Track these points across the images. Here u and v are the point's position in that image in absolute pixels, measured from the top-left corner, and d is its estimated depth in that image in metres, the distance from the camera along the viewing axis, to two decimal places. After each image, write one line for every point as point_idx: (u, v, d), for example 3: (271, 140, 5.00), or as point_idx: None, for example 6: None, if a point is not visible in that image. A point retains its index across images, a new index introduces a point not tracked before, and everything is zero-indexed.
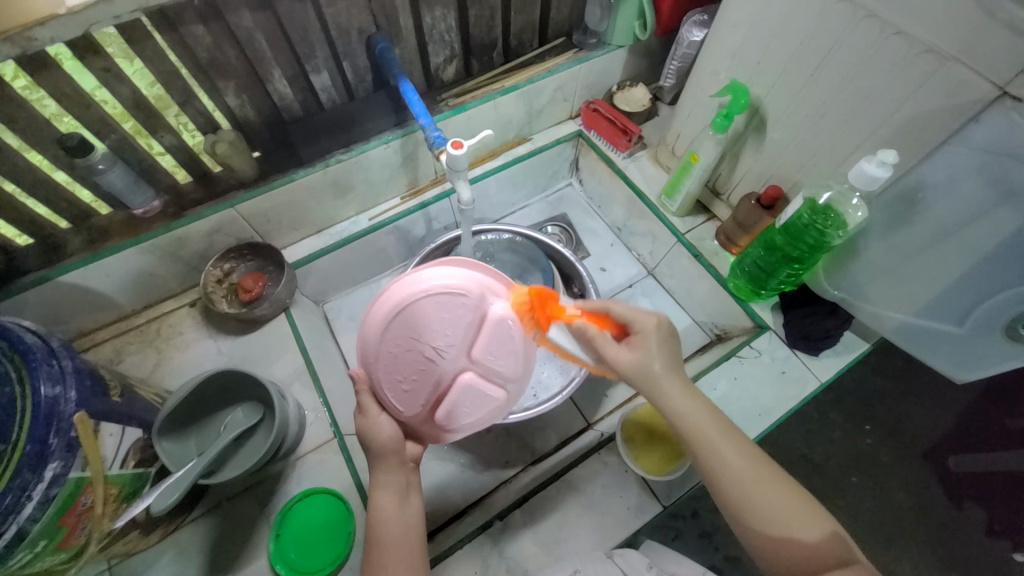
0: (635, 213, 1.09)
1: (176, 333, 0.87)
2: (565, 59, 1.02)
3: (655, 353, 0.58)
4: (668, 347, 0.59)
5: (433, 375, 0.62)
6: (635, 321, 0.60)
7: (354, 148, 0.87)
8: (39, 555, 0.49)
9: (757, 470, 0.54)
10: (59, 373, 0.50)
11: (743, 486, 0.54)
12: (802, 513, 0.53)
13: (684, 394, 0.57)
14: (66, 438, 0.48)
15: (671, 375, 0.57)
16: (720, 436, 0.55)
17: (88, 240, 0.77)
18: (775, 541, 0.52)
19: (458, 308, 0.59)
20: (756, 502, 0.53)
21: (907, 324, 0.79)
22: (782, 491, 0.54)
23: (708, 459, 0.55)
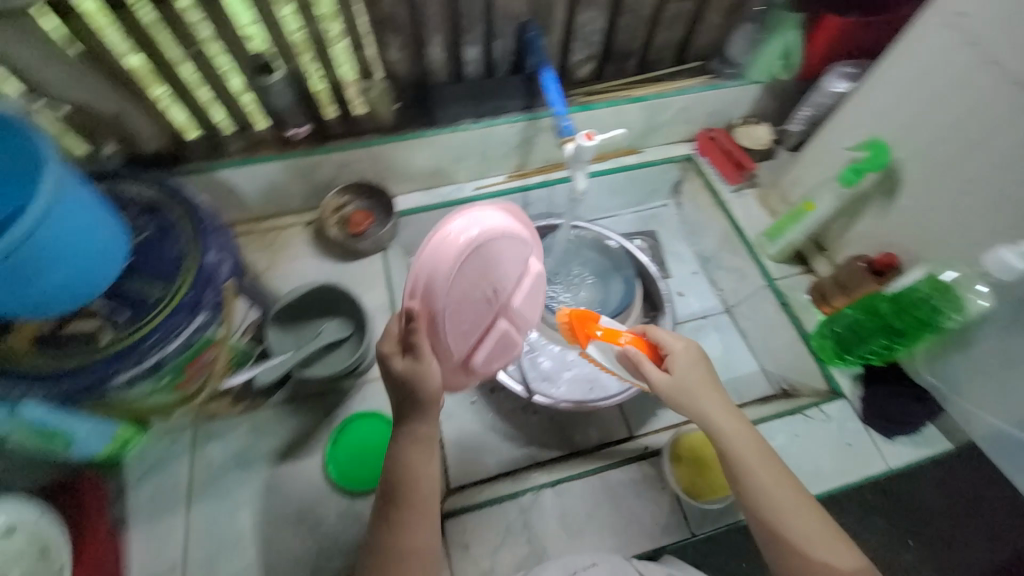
0: (728, 248, 1.08)
1: (287, 246, 0.97)
2: (697, 83, 1.03)
3: (690, 372, 0.65)
4: (703, 372, 0.66)
5: (485, 316, 0.65)
6: (670, 346, 0.68)
7: (482, 121, 0.94)
8: (162, 388, 0.57)
9: (784, 489, 0.60)
10: (223, 246, 0.59)
11: (772, 509, 0.59)
12: (838, 545, 0.57)
13: (734, 419, 0.63)
14: (216, 298, 0.56)
15: (706, 396, 0.64)
16: (758, 459, 0.61)
17: (244, 147, 0.89)
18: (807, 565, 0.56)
19: (517, 254, 0.64)
20: (786, 527, 0.58)
21: (993, 427, 0.76)
22: (807, 516, 0.58)
23: (748, 481, 0.60)
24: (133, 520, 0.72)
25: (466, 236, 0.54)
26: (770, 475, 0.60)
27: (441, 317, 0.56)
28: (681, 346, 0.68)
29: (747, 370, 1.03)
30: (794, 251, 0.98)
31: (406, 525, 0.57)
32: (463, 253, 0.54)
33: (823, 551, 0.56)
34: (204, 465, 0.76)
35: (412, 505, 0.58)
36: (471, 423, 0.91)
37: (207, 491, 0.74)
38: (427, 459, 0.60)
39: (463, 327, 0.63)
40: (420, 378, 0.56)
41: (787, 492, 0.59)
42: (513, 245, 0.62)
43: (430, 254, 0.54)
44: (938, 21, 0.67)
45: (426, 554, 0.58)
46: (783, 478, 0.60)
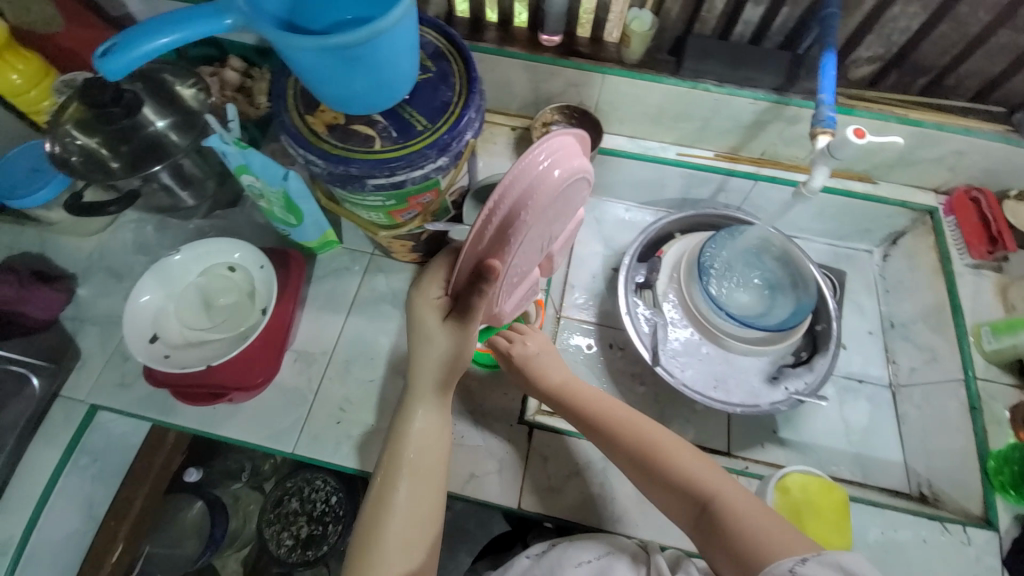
0: (927, 323, 0.94)
1: (490, 142, 1.05)
2: (993, 129, 0.87)
3: (532, 352, 0.75)
4: (546, 360, 0.75)
5: (530, 262, 0.63)
6: (524, 354, 0.75)
7: (726, 87, 0.89)
8: (383, 208, 0.68)
9: (667, 450, 0.63)
10: (480, 108, 0.65)
11: (682, 481, 0.60)
12: (757, 509, 0.56)
13: (615, 406, 0.68)
14: (458, 150, 0.63)
15: (570, 388, 0.71)
16: (650, 433, 0.65)
17: (498, 37, 0.95)
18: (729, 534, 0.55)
19: (575, 196, 0.58)
20: (708, 498, 0.58)
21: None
22: (712, 481, 0.59)
23: (654, 466, 0.62)
24: (310, 303, 0.86)
25: (553, 180, 0.49)
26: (682, 458, 0.62)
27: (504, 270, 0.55)
28: (537, 340, 0.77)
29: (886, 458, 0.90)
30: (1016, 358, 0.84)
31: (405, 485, 0.62)
32: (553, 196, 0.49)
33: (742, 518, 0.55)
34: (369, 289, 0.87)
35: (413, 465, 0.63)
36: (582, 364, 0.94)
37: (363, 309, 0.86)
38: (431, 421, 0.66)
39: (517, 268, 0.61)
40: (460, 344, 0.61)
41: (690, 463, 0.61)
42: (579, 186, 0.56)
43: (519, 181, 0.46)
44: None
45: (427, 515, 0.62)
46: (683, 451, 0.62)
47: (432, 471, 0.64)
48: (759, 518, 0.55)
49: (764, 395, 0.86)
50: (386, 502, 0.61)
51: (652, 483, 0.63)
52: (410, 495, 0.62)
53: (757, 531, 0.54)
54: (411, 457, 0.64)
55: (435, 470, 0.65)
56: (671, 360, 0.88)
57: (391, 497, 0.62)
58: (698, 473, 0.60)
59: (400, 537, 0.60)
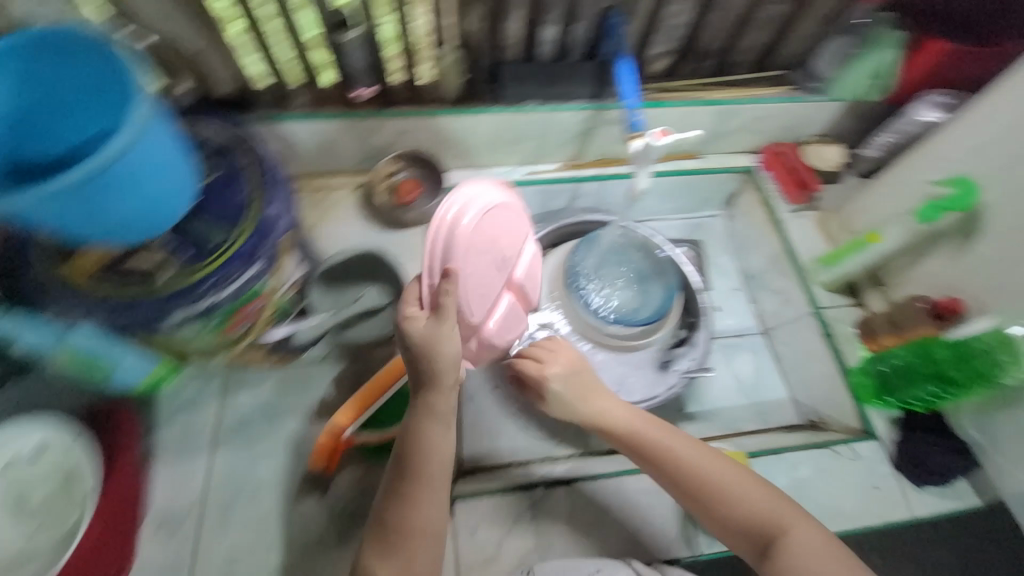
0: (776, 269, 1.05)
1: (334, 207, 0.97)
2: (775, 93, 0.98)
3: (559, 375, 0.72)
4: (576, 378, 0.73)
5: (496, 284, 0.69)
6: (546, 367, 0.73)
7: (548, 105, 0.91)
8: (208, 330, 0.58)
9: (688, 449, 0.66)
10: (286, 198, 0.59)
11: (705, 486, 0.63)
12: (762, 494, 0.62)
13: (631, 416, 0.70)
14: (271, 250, 0.57)
15: (593, 399, 0.71)
16: (669, 438, 0.67)
17: (307, 101, 0.88)
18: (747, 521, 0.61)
19: (508, 220, 0.68)
20: (719, 501, 0.62)
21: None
22: (731, 474, 0.64)
23: (675, 473, 0.65)
24: (162, 453, 0.74)
25: (463, 216, 0.58)
26: (698, 457, 0.65)
27: (462, 278, 0.58)
28: (555, 368, 0.73)
29: (776, 397, 1.00)
30: (847, 282, 0.95)
31: (421, 503, 0.57)
32: (467, 240, 0.59)
33: (755, 509, 0.61)
34: (233, 413, 0.77)
35: (424, 482, 0.58)
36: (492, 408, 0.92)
37: (234, 436, 0.76)
38: (445, 433, 0.59)
39: (476, 295, 0.65)
40: (434, 343, 0.54)
41: (710, 466, 0.64)
42: (495, 213, 0.65)
43: (443, 226, 0.56)
44: None
45: (430, 540, 0.57)
46: (702, 453, 0.66)
47: (447, 476, 0.60)
48: (777, 509, 0.61)
49: (661, 385, 0.89)
50: (399, 526, 0.56)
51: (674, 486, 0.65)
52: (429, 507, 0.57)
53: (773, 524, 0.60)
54: (428, 472, 0.58)
55: (450, 475, 0.60)
56: None
57: (396, 520, 0.56)
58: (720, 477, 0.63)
59: (405, 567, 0.55)
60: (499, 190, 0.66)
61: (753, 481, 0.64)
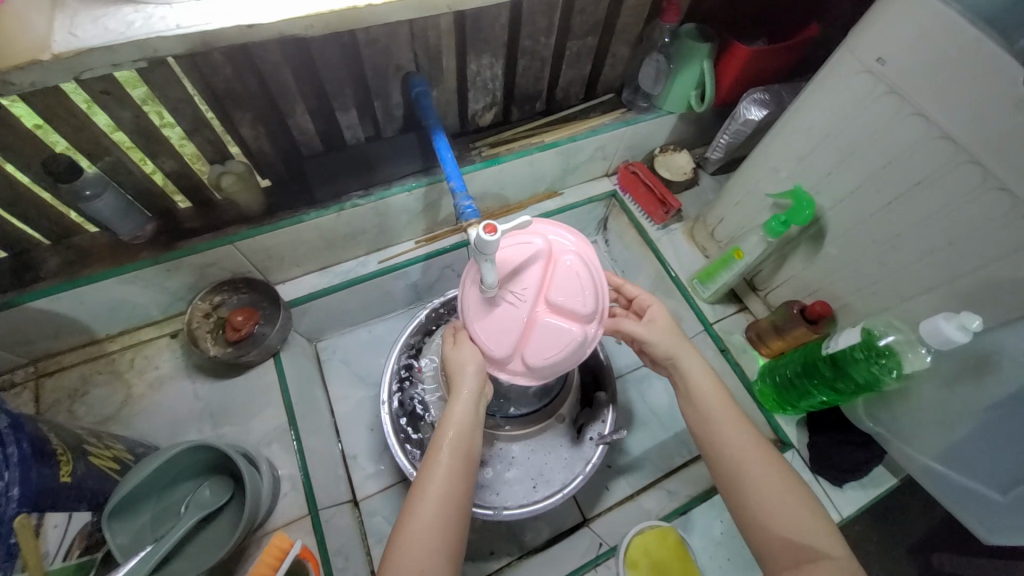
0: (661, 290, 1.02)
1: (151, 368, 0.80)
2: (610, 119, 0.95)
3: (662, 324, 0.69)
4: (670, 328, 0.68)
5: (520, 319, 0.65)
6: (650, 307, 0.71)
7: (374, 193, 0.79)
8: None
9: (739, 428, 0.60)
10: (3, 465, 0.42)
11: (745, 469, 0.58)
12: (800, 501, 0.55)
13: (714, 390, 0.63)
14: (5, 546, 0.41)
15: (684, 349, 0.66)
16: (724, 408, 0.62)
17: (65, 262, 0.69)
18: (773, 519, 0.55)
19: (531, 248, 0.67)
20: (753, 485, 0.57)
21: (929, 468, 0.73)
22: (775, 471, 0.57)
23: (723, 454, 0.59)
24: None
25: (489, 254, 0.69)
26: (748, 444, 0.59)
27: (469, 313, 0.66)
28: (653, 310, 0.71)
29: None
30: (728, 291, 0.95)
31: (445, 471, 0.56)
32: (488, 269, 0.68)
33: (789, 511, 0.55)
34: None
35: (450, 455, 0.57)
36: None
37: None
38: (467, 408, 0.61)
39: (492, 330, 0.65)
40: (457, 361, 0.65)
41: (762, 465, 0.58)
42: (560, 256, 0.66)
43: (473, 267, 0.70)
44: (856, 68, 0.61)
45: (445, 526, 0.53)
46: (767, 452, 0.59)
47: (471, 456, 0.59)
48: (813, 533, 0.53)
49: (579, 461, 0.82)
50: (423, 500, 0.54)
51: (716, 464, 0.60)
52: (447, 477, 0.55)
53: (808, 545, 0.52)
54: (454, 442, 0.58)
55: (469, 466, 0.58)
56: (478, 492, 0.80)
57: (425, 489, 0.55)
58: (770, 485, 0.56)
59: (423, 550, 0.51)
60: (566, 236, 0.69)
61: (807, 499, 0.56)
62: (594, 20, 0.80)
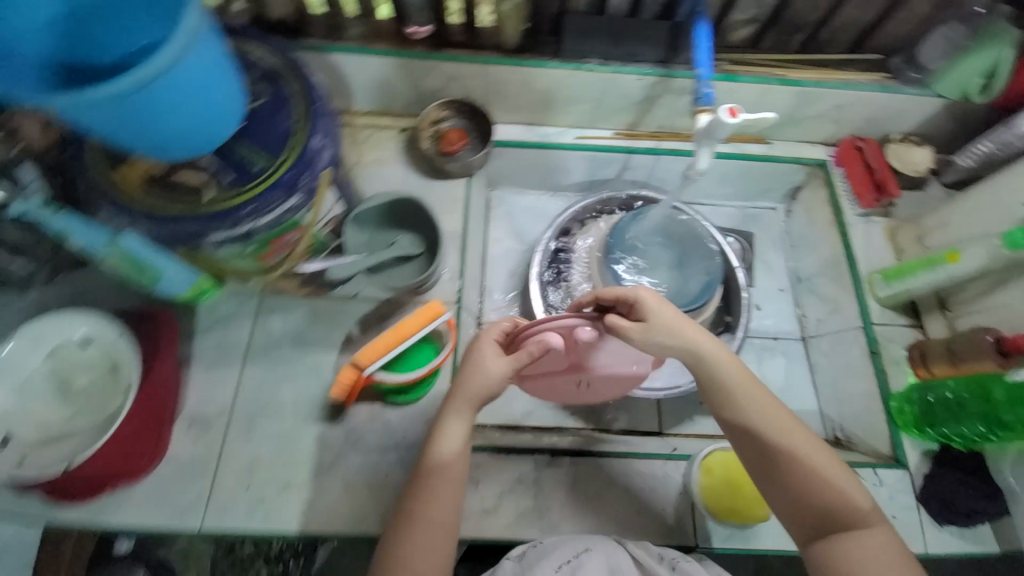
0: (830, 274, 0.97)
1: (377, 148, 0.96)
2: (867, 79, 0.88)
3: (659, 313, 0.63)
4: (670, 318, 0.63)
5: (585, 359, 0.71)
6: (635, 294, 0.65)
7: (611, 66, 0.85)
8: (248, 255, 0.60)
9: (770, 414, 0.60)
10: (330, 133, 0.57)
11: (779, 458, 0.58)
12: (838, 475, 0.58)
13: (740, 375, 0.62)
14: (311, 184, 0.56)
15: (690, 347, 0.62)
16: (751, 396, 0.61)
17: (362, 33, 0.85)
18: (807, 501, 0.57)
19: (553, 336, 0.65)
20: (790, 474, 0.58)
21: None
22: (808, 446, 0.59)
23: (758, 446, 0.59)
24: (196, 361, 0.79)
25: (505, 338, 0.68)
26: (778, 428, 0.59)
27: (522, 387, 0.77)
28: (645, 296, 0.64)
29: (803, 407, 0.96)
30: (908, 300, 0.88)
31: (436, 494, 0.59)
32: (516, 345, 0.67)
33: (823, 491, 0.57)
34: (262, 333, 0.82)
35: (445, 477, 0.60)
36: None
37: (262, 357, 0.80)
38: (462, 429, 0.62)
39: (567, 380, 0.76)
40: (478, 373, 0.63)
41: (799, 444, 0.58)
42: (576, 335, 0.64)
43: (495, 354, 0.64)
44: None
45: (439, 532, 0.58)
46: (801, 435, 0.59)
47: (461, 479, 0.61)
48: (854, 506, 0.56)
49: (683, 375, 0.87)
50: (417, 517, 0.58)
51: (751, 456, 0.60)
52: (439, 501, 0.58)
53: (849, 516, 0.56)
54: (446, 466, 0.60)
55: (461, 479, 0.61)
56: None
57: (419, 512, 0.58)
58: (809, 469, 0.57)
59: (421, 550, 0.56)
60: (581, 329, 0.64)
61: (842, 470, 0.58)
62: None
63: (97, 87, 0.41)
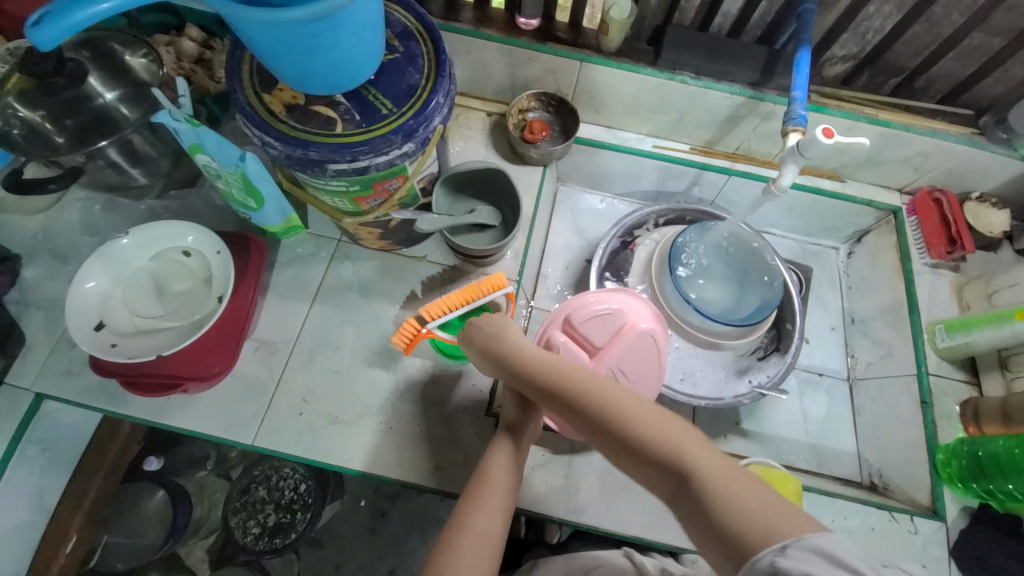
0: (887, 319, 0.96)
1: (464, 126, 1.02)
2: (957, 132, 0.88)
3: (499, 330, 0.65)
4: (496, 339, 0.64)
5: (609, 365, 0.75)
6: (477, 332, 0.66)
7: (703, 81, 0.88)
8: (346, 195, 0.66)
9: (614, 407, 0.52)
10: (448, 95, 0.62)
11: (645, 467, 0.49)
12: (716, 469, 0.46)
13: (580, 368, 0.57)
14: (425, 136, 0.61)
15: (537, 357, 0.60)
16: (598, 390, 0.54)
17: (475, 18, 0.91)
18: (703, 517, 0.45)
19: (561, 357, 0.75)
20: (666, 480, 0.48)
21: None
22: (661, 439, 0.49)
23: (618, 456, 0.52)
24: (271, 290, 0.83)
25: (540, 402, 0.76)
26: (634, 415, 0.51)
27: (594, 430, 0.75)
28: (473, 334, 0.67)
29: (840, 447, 0.94)
30: (967, 356, 0.87)
31: (484, 501, 0.59)
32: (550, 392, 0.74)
33: (705, 492, 0.45)
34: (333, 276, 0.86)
35: (491, 492, 0.60)
36: None
37: (329, 298, 0.84)
38: (516, 442, 0.65)
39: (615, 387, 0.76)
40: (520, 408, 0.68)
41: (651, 432, 0.50)
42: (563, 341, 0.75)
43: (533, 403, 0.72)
44: None
45: (486, 539, 0.57)
46: (631, 407, 0.52)
47: (511, 492, 0.62)
48: (739, 503, 0.44)
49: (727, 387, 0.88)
50: (462, 525, 0.58)
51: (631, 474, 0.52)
52: (488, 508, 0.59)
53: (736, 520, 0.43)
54: (495, 477, 0.62)
55: (512, 496, 0.62)
56: None
57: (466, 518, 0.58)
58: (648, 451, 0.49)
59: (469, 549, 0.56)
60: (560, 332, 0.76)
61: (717, 462, 0.47)
62: (1015, 21, 0.77)
63: (290, 10, 0.46)
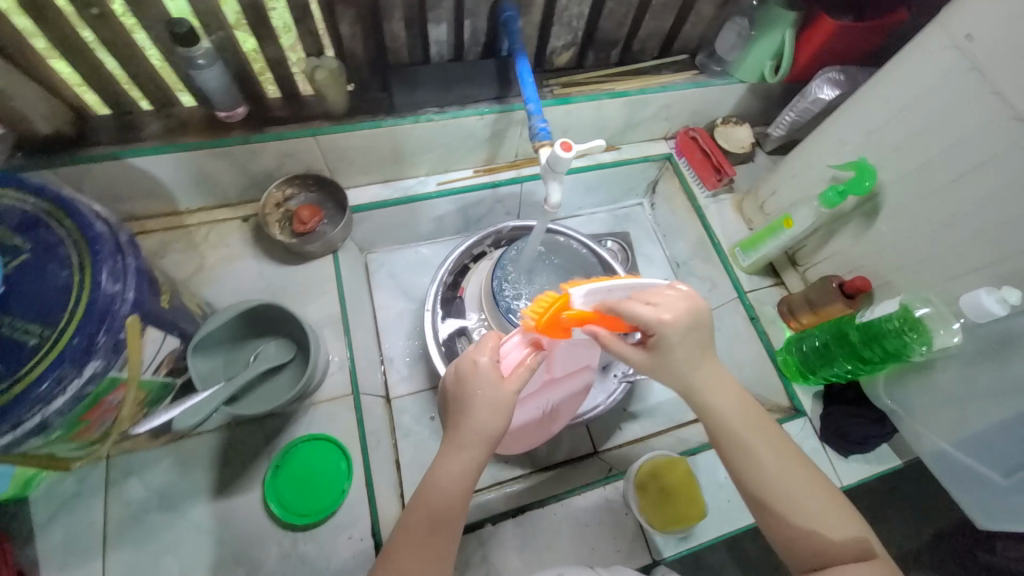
0: (701, 256, 1.05)
1: (222, 244, 0.86)
2: (682, 79, 0.96)
3: (674, 348, 0.54)
4: (695, 338, 0.55)
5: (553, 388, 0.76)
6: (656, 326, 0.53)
7: (448, 111, 0.83)
8: (56, 441, 0.50)
9: (784, 468, 0.53)
10: (123, 270, 0.48)
11: (759, 483, 0.53)
12: (840, 520, 0.52)
13: (747, 419, 0.55)
14: (114, 339, 0.47)
15: (693, 363, 0.55)
16: (757, 442, 0.54)
17: (163, 128, 0.75)
18: (798, 532, 0.52)
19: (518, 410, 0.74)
20: (763, 485, 0.53)
21: (940, 449, 0.76)
22: (807, 485, 0.53)
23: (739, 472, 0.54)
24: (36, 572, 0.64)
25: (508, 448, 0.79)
26: (771, 458, 0.53)
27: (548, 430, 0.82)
28: (674, 314, 0.53)
29: None
30: (767, 263, 0.97)
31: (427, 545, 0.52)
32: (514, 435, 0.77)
33: (801, 507, 0.52)
34: (121, 505, 0.68)
35: (435, 533, 0.53)
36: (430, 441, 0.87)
37: (126, 538, 0.66)
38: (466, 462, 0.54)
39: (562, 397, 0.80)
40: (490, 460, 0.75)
41: (799, 482, 0.53)
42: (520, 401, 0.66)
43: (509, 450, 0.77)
44: (944, 42, 0.62)
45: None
46: (807, 480, 0.53)
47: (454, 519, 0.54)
48: (815, 517, 0.51)
49: (601, 392, 0.88)
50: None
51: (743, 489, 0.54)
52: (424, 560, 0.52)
53: (819, 537, 0.51)
54: (436, 506, 0.53)
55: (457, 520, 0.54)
56: None
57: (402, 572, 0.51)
58: (764, 438, 0.54)
59: None
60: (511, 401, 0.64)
61: (829, 496, 0.53)
62: None
63: None
